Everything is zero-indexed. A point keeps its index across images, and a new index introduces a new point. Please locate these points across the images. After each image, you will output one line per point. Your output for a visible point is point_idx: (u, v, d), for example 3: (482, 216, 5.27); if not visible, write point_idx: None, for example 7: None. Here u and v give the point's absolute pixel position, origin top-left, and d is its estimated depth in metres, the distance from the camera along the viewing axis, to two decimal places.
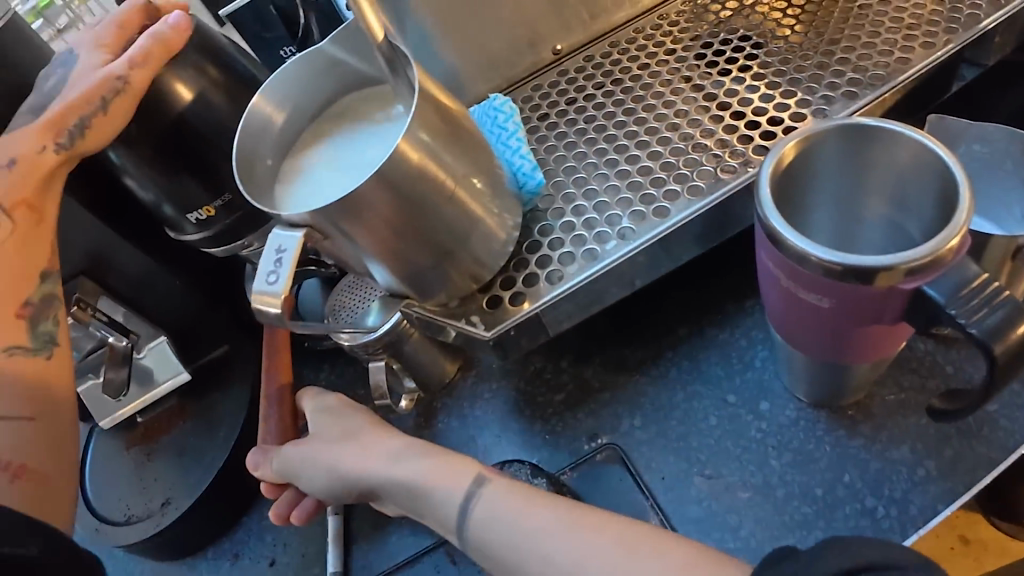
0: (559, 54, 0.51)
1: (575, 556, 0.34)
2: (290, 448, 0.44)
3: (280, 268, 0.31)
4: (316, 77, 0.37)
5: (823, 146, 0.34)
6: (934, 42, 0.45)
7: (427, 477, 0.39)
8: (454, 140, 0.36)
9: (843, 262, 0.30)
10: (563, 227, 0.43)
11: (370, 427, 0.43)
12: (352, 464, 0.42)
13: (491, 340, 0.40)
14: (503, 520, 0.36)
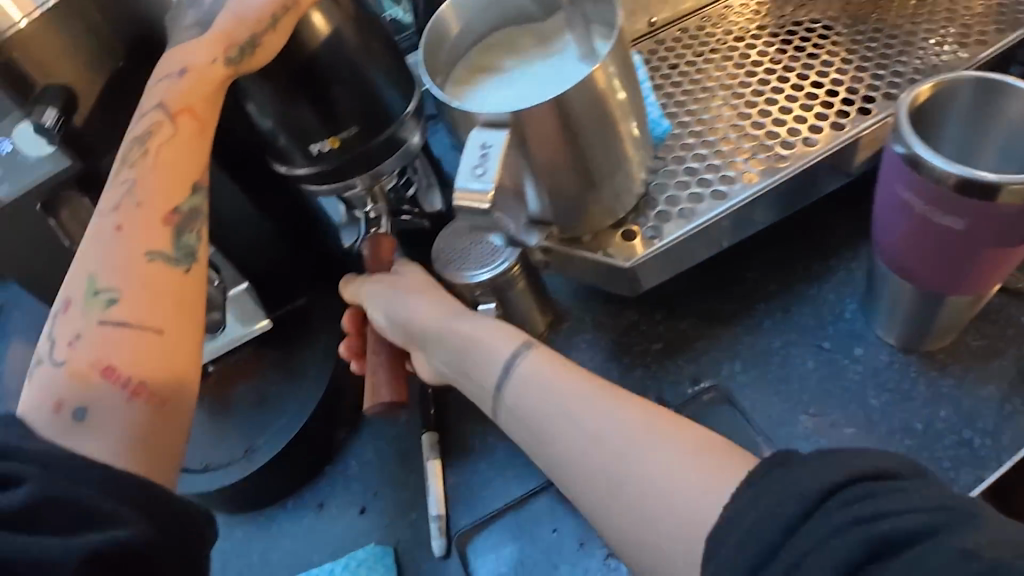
0: (654, 26, 0.55)
1: (601, 422, 0.33)
2: (379, 286, 0.46)
3: (486, 160, 0.33)
4: (488, 6, 0.39)
5: (953, 92, 0.37)
6: (1005, 28, 0.50)
7: (476, 336, 0.40)
8: (626, 71, 0.37)
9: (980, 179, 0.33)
10: (687, 171, 0.46)
11: (447, 293, 0.45)
12: (422, 317, 0.43)
13: (630, 270, 0.42)
14: (540, 385, 0.36)
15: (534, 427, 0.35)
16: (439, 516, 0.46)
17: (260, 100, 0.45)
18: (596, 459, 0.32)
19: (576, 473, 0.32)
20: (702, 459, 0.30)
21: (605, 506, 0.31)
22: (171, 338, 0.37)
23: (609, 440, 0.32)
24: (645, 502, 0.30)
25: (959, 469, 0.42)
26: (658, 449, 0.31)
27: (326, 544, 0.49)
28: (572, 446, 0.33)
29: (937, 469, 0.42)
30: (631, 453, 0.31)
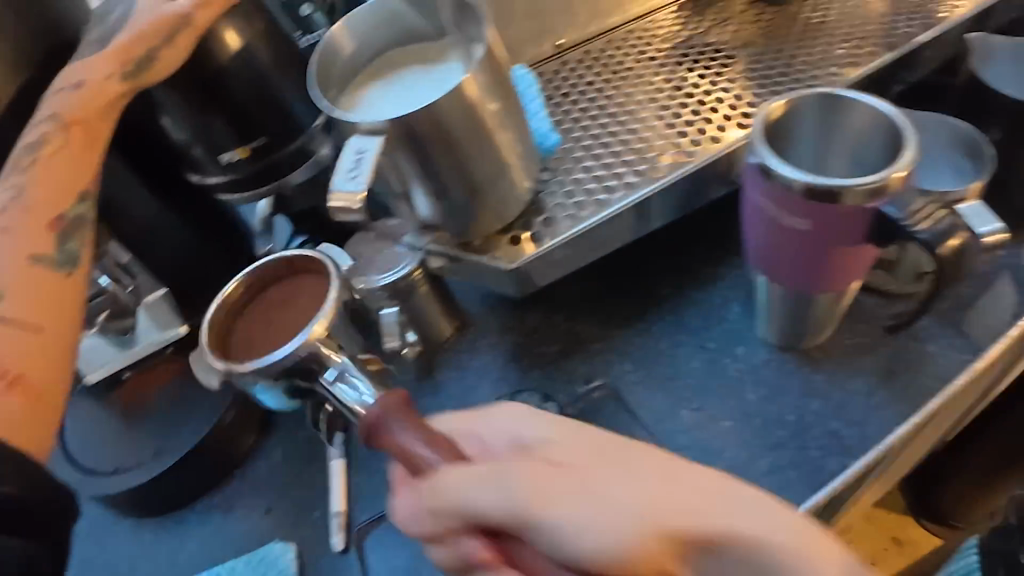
0: (561, 47, 0.58)
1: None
2: (449, 470, 0.31)
3: (361, 166, 0.36)
4: (377, 26, 0.42)
5: (802, 110, 0.41)
6: (877, 51, 0.55)
7: (764, 526, 0.30)
8: (501, 87, 0.41)
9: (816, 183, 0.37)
10: (574, 181, 0.48)
11: (609, 442, 0.34)
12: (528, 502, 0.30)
13: (513, 273, 0.44)
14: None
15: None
16: (339, 513, 0.47)
17: (172, 111, 0.48)
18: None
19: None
20: None
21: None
22: (47, 335, 0.38)
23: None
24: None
25: (826, 457, 0.45)
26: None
27: (230, 543, 0.50)
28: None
29: (805, 457, 0.45)
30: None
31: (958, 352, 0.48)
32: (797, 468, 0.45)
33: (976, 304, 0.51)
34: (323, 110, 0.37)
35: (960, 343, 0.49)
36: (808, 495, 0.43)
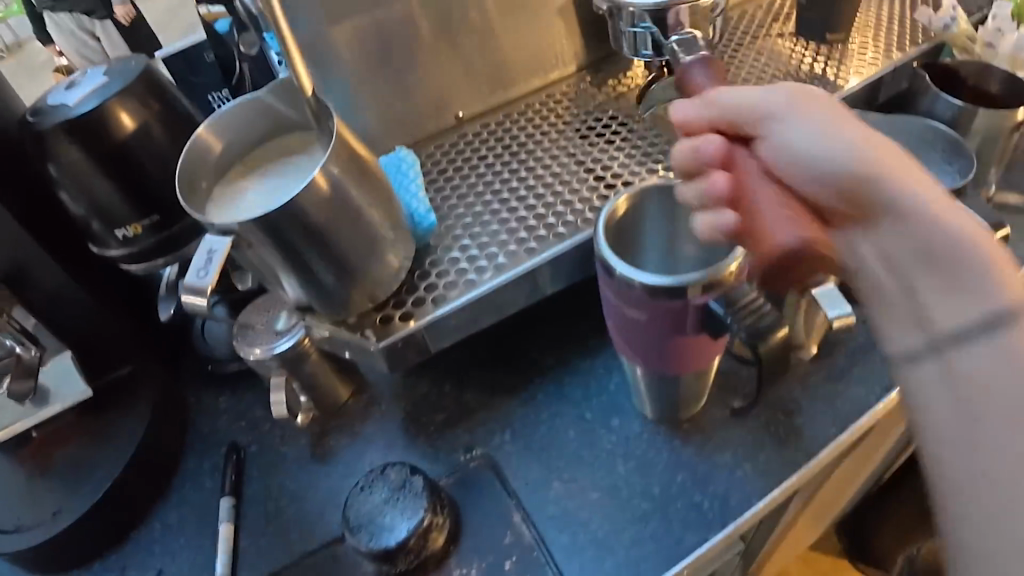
0: (459, 120, 0.63)
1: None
2: (721, 99, 0.36)
3: (210, 265, 0.39)
4: (253, 119, 0.45)
5: (646, 202, 0.42)
6: None
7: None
8: (359, 176, 0.44)
9: (645, 281, 0.38)
10: (449, 260, 0.50)
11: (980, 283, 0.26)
12: (921, 202, 0.28)
13: (380, 351, 0.46)
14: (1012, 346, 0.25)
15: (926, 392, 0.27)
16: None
17: (70, 188, 0.51)
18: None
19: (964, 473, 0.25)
20: None
21: (983, 451, 0.25)
22: None
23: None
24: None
25: (686, 532, 0.46)
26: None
27: None
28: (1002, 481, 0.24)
29: (666, 531, 0.46)
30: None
31: (830, 423, 0.50)
32: (656, 542, 0.46)
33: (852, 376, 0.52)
34: (184, 205, 0.40)
35: (833, 414, 0.50)
36: (664, 569, 0.45)
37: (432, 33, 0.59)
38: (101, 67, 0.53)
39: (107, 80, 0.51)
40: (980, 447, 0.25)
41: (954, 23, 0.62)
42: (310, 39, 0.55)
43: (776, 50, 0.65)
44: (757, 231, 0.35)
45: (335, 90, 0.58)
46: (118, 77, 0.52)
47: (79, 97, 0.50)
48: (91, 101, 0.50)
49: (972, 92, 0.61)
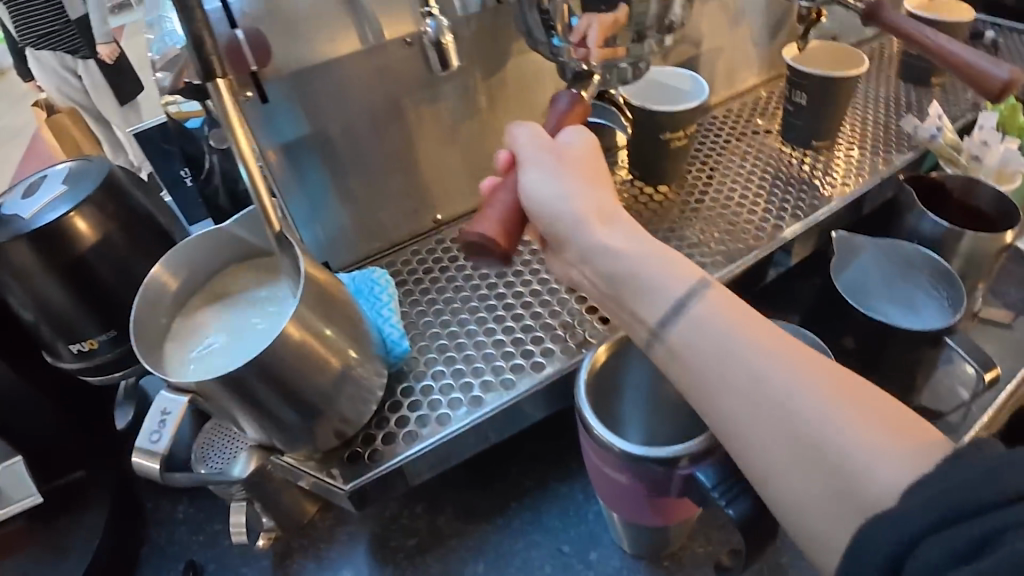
0: (439, 222, 0.62)
1: (787, 401, 0.29)
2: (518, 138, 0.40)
3: (163, 428, 0.37)
4: (215, 248, 0.43)
5: (626, 351, 0.41)
6: (750, 244, 0.56)
7: (805, 419, 0.29)
8: (330, 313, 0.42)
9: (625, 448, 0.37)
10: (421, 390, 0.48)
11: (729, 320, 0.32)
12: (652, 259, 0.35)
13: (347, 494, 0.44)
14: (715, 322, 0.32)
15: (692, 382, 0.32)
16: None
17: (21, 297, 0.47)
18: (795, 463, 0.29)
19: (738, 434, 0.31)
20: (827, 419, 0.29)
21: (740, 409, 0.30)
22: None
23: (806, 429, 0.29)
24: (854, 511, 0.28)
25: None
26: (838, 426, 0.29)
27: None
28: (762, 427, 0.30)
29: None
30: (855, 487, 0.28)
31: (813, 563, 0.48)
32: None
33: None
34: (139, 353, 0.38)
35: None
36: None
37: (412, 136, 0.58)
38: (63, 167, 0.51)
39: (69, 188, 0.48)
40: (752, 441, 0.30)
41: (939, 133, 0.60)
42: (285, 145, 0.53)
43: (761, 153, 0.64)
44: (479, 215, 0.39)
45: (309, 194, 0.56)
46: (79, 184, 0.49)
47: (36, 208, 0.47)
48: (51, 213, 0.46)
49: (961, 209, 0.58)
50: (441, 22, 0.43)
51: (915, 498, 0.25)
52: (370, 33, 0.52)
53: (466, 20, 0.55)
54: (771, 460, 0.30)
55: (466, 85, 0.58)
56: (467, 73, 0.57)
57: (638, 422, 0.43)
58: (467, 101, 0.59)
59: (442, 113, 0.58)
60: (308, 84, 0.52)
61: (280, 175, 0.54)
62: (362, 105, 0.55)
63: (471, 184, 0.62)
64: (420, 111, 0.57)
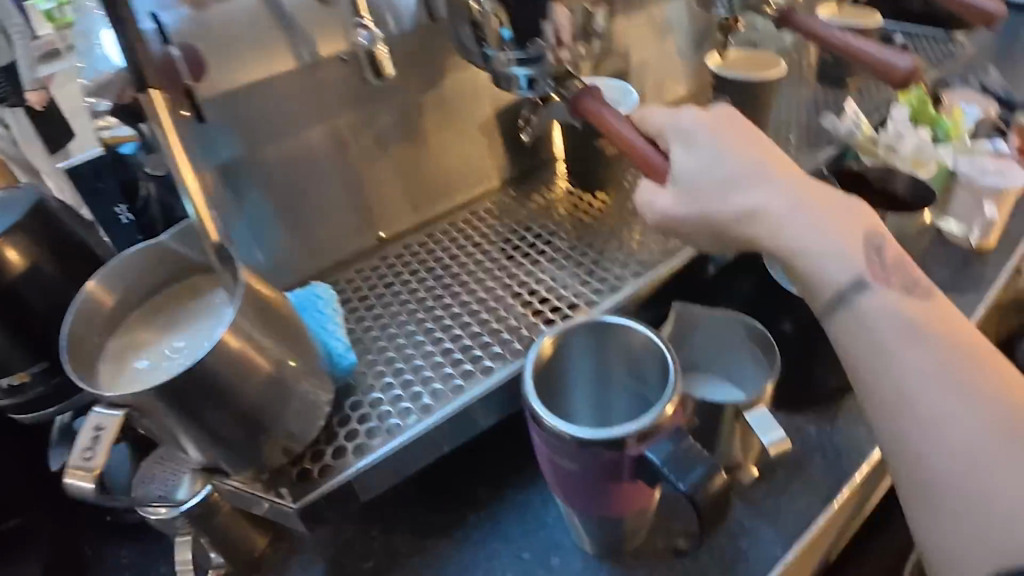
0: (381, 240, 0.61)
1: (967, 432, 0.31)
2: (675, 125, 0.42)
3: (97, 443, 0.37)
4: (152, 266, 0.42)
5: (573, 344, 0.40)
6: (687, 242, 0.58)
7: (981, 448, 0.30)
8: (270, 325, 0.42)
9: (572, 433, 0.37)
10: (370, 402, 0.47)
11: (937, 324, 0.34)
12: (836, 241, 0.36)
13: (295, 512, 0.43)
14: (899, 315, 0.34)
15: (869, 397, 0.34)
16: None
17: None
18: (956, 497, 0.30)
19: (909, 453, 0.32)
20: (1006, 438, 0.30)
21: (922, 410, 0.32)
22: None
23: (983, 464, 0.30)
24: (996, 548, 0.29)
25: None
26: (1003, 470, 0.30)
27: None
28: (938, 455, 0.31)
29: None
30: (1016, 537, 0.29)
31: (771, 546, 0.48)
32: None
33: (793, 490, 0.51)
34: (71, 372, 0.37)
35: (773, 535, 0.49)
36: None
37: (354, 155, 0.58)
38: None
39: None
40: (921, 445, 0.31)
41: (856, 129, 0.64)
42: (222, 167, 0.53)
43: None
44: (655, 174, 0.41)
45: (250, 217, 0.55)
46: (8, 212, 0.47)
47: None
48: None
49: (881, 196, 0.61)
50: (375, 33, 0.42)
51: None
52: (308, 53, 0.52)
53: (400, 38, 0.56)
54: (938, 472, 0.31)
55: (404, 102, 0.59)
56: (404, 91, 0.58)
57: (589, 413, 0.43)
58: (406, 118, 0.59)
59: (382, 133, 0.59)
60: (247, 105, 0.52)
61: (220, 198, 0.53)
62: (300, 127, 0.55)
63: (414, 200, 0.62)
64: (360, 129, 0.58)
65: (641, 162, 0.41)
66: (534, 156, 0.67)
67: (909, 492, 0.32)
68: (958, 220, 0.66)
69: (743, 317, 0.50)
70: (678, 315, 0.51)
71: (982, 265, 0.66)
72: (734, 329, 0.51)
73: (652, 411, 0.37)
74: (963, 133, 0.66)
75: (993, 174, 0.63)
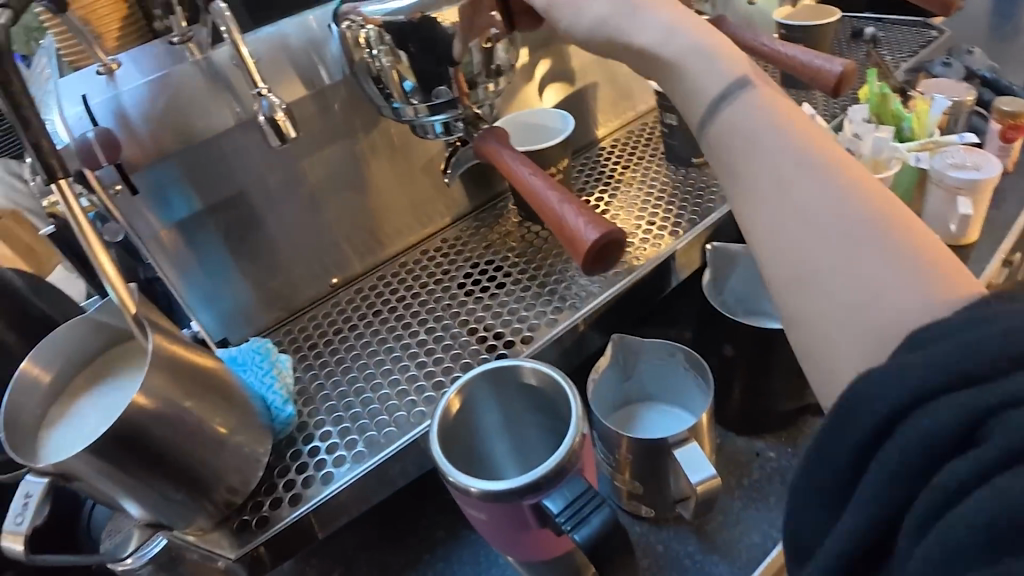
0: (335, 286, 0.63)
1: (826, 214, 0.30)
2: None
3: (26, 508, 0.39)
4: (87, 338, 0.45)
5: (477, 393, 0.41)
6: (634, 265, 0.58)
7: (842, 227, 0.29)
8: (193, 385, 0.44)
9: (475, 486, 0.37)
10: (309, 452, 0.50)
11: (798, 123, 0.33)
12: (716, 48, 0.36)
13: (234, 559, 0.46)
14: (764, 117, 0.33)
15: (743, 199, 0.33)
16: None
17: None
18: (821, 279, 0.29)
19: (772, 243, 0.31)
20: (863, 216, 0.30)
21: (786, 204, 0.31)
22: None
23: (844, 243, 0.29)
24: (859, 323, 0.28)
25: None
26: (867, 245, 0.29)
27: None
28: (799, 236, 0.30)
29: None
30: (874, 308, 0.28)
31: None
32: None
33: (747, 519, 0.49)
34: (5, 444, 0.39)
35: (727, 567, 0.47)
36: None
37: (302, 204, 0.59)
38: None
39: None
40: (788, 237, 0.31)
41: None
42: (180, 223, 0.54)
43: (647, 177, 0.66)
44: (561, 199, 0.39)
45: (206, 272, 0.57)
46: None
47: None
48: None
49: None
50: (273, 100, 0.44)
51: (923, 355, 0.24)
52: (243, 109, 0.52)
53: (334, 89, 0.56)
54: (802, 256, 0.30)
55: (348, 149, 0.59)
56: (347, 139, 0.59)
57: (506, 456, 0.44)
58: (352, 163, 0.60)
59: (328, 182, 0.59)
60: (194, 163, 0.52)
61: (174, 254, 0.55)
62: (241, 183, 0.55)
63: (368, 241, 0.63)
64: (304, 180, 0.58)
65: (518, 185, 0.43)
66: (488, 188, 0.68)
67: (779, 287, 0.31)
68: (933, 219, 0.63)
69: (678, 346, 0.50)
70: (614, 346, 0.50)
71: (962, 264, 0.62)
72: (673, 354, 0.50)
73: (559, 451, 0.37)
74: (929, 127, 0.64)
75: (969, 168, 0.59)
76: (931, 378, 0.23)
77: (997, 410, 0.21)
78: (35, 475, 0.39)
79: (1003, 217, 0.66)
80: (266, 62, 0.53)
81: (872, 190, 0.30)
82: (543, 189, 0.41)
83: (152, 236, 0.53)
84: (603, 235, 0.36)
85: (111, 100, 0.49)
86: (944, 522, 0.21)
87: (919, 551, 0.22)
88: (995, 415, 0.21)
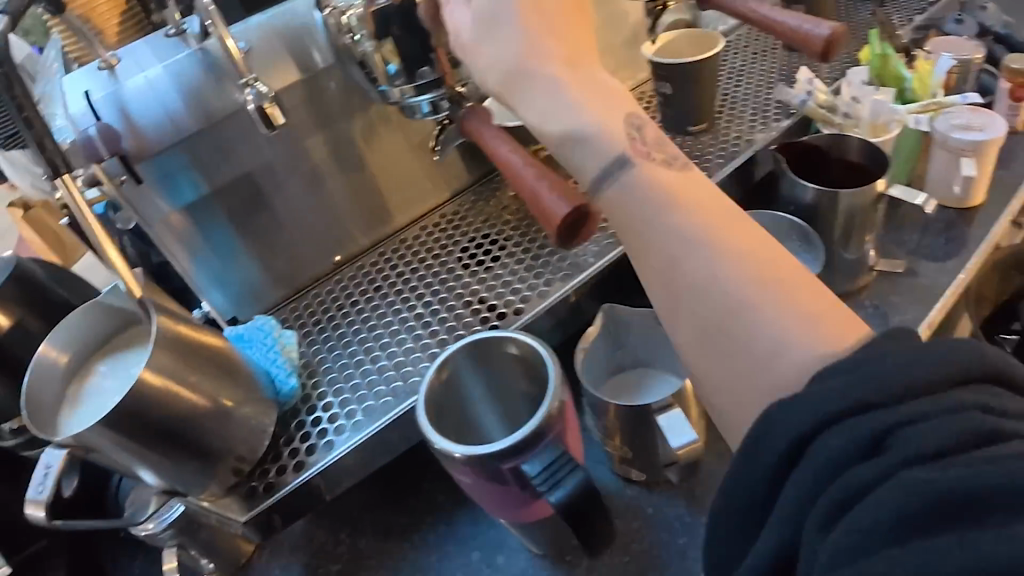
0: (339, 263, 0.65)
1: (717, 287, 0.31)
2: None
3: (46, 479, 0.43)
4: (100, 321, 0.48)
5: (460, 364, 0.43)
6: None
7: (731, 300, 0.30)
8: (197, 362, 0.46)
9: (459, 452, 0.38)
10: (312, 421, 0.53)
11: (681, 185, 0.34)
12: (596, 119, 0.35)
13: (244, 522, 0.49)
14: (647, 190, 0.34)
15: (644, 273, 0.34)
16: None
17: None
18: (721, 350, 0.31)
19: (675, 317, 0.32)
20: (750, 282, 0.31)
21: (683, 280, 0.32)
22: None
23: (736, 313, 0.30)
24: (758, 388, 0.30)
25: None
26: (760, 312, 0.30)
27: None
28: (699, 317, 0.31)
29: None
30: (773, 374, 0.29)
31: None
32: None
33: None
34: (28, 423, 0.42)
35: None
36: None
37: (303, 185, 0.61)
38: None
39: None
40: (688, 310, 0.32)
41: (810, 97, 0.62)
42: (187, 207, 0.56)
43: None
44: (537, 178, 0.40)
45: (213, 253, 0.59)
46: None
47: None
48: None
49: (841, 167, 0.58)
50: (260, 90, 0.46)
51: (827, 388, 0.27)
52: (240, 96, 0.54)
53: (328, 71, 0.57)
54: (701, 330, 0.31)
55: (346, 131, 0.60)
56: (345, 120, 0.60)
57: (492, 421, 0.46)
58: (350, 144, 0.61)
59: (327, 163, 0.61)
60: (195, 149, 0.54)
61: (181, 237, 0.57)
62: (241, 168, 0.57)
63: (369, 219, 0.65)
64: (304, 162, 0.60)
65: (497, 161, 0.44)
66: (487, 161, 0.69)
67: (687, 355, 0.32)
68: (937, 181, 0.62)
69: None
70: (602, 316, 0.51)
71: (965, 227, 0.62)
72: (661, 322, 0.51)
73: (537, 416, 0.39)
74: (932, 88, 0.63)
75: (974, 129, 0.58)
76: (839, 406, 0.26)
77: (894, 429, 0.25)
78: (55, 449, 0.42)
79: (1011, 178, 0.65)
80: (261, 52, 0.55)
81: (758, 252, 0.31)
82: (522, 167, 0.42)
83: (162, 220, 0.55)
84: (575, 208, 0.37)
85: (113, 94, 0.51)
86: (874, 510, 0.24)
87: (831, 543, 0.24)
88: (893, 431, 0.25)
